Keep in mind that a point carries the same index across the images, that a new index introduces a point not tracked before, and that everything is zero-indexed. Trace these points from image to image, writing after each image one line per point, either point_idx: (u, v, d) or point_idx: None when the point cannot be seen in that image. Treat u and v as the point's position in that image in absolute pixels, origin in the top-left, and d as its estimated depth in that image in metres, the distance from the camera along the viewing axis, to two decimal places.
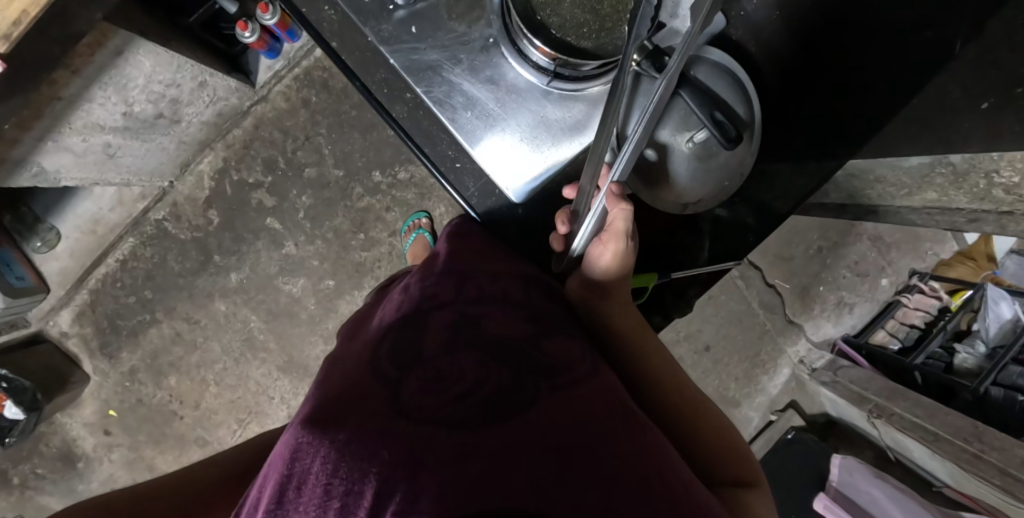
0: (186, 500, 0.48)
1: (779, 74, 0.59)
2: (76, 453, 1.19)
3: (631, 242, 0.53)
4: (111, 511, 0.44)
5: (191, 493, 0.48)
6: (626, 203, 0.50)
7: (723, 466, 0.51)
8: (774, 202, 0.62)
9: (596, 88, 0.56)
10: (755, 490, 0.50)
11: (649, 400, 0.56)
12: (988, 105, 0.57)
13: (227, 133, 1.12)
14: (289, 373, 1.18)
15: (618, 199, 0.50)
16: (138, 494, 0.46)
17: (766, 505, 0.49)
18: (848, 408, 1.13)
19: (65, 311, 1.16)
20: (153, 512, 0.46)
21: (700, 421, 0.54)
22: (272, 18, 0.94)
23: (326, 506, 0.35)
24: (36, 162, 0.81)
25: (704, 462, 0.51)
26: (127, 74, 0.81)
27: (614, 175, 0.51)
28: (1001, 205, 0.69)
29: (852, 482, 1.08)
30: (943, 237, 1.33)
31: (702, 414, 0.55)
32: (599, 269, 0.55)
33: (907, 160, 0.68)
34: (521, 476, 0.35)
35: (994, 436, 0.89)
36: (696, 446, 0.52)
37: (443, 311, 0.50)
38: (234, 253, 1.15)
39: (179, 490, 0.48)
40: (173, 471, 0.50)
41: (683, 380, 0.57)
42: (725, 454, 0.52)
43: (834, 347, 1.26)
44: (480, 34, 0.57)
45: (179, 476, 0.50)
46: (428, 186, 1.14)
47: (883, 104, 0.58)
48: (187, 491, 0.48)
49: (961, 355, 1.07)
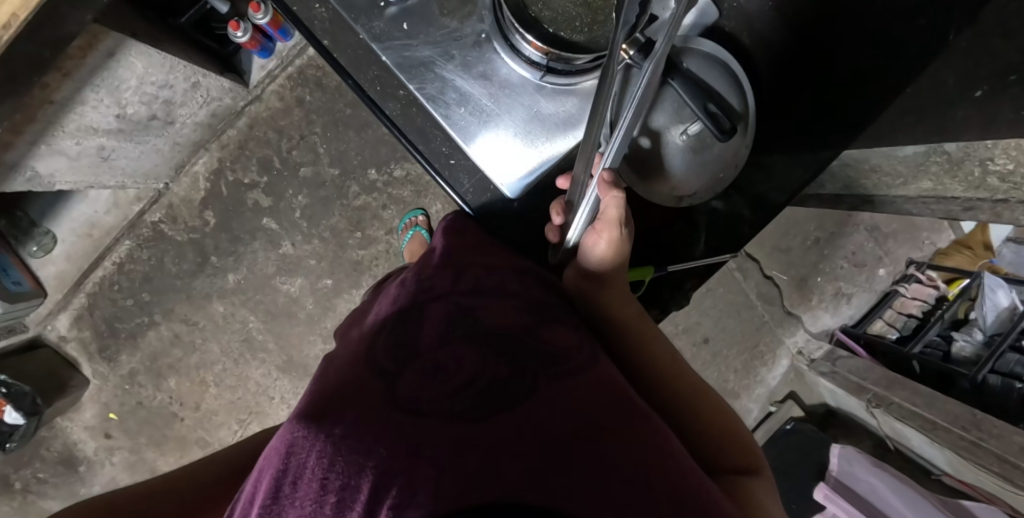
0: (184, 498, 0.48)
1: (772, 65, 0.59)
2: (77, 457, 1.19)
3: (625, 230, 0.53)
4: (112, 510, 0.44)
5: (192, 491, 0.48)
6: (619, 190, 0.50)
7: (725, 454, 0.51)
8: (773, 193, 0.62)
9: (590, 81, 0.56)
10: (756, 476, 0.50)
11: (648, 388, 0.56)
12: (982, 92, 0.56)
13: (221, 134, 1.12)
14: (288, 373, 1.18)
15: (609, 187, 0.50)
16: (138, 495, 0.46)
17: (769, 493, 0.49)
18: (847, 398, 1.14)
19: (63, 315, 1.16)
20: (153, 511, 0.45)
21: (701, 410, 0.54)
22: (263, 17, 0.94)
23: (323, 501, 0.35)
24: (30, 166, 0.81)
25: (708, 451, 0.51)
26: (119, 76, 0.80)
27: (607, 163, 0.51)
28: (997, 193, 0.68)
29: (853, 472, 1.07)
30: (940, 226, 1.33)
31: (704, 402, 0.55)
32: (593, 260, 0.55)
33: (902, 149, 0.70)
34: (521, 465, 0.35)
35: (991, 424, 0.89)
36: (697, 433, 0.53)
37: (439, 303, 0.50)
38: (231, 254, 1.14)
39: (182, 486, 0.48)
40: (169, 472, 0.50)
41: (683, 369, 0.57)
42: (725, 440, 0.52)
43: (833, 336, 1.27)
44: (473, 29, 0.57)
45: (174, 476, 0.49)
46: (424, 183, 1.14)
47: (880, 91, 0.57)
48: (188, 486, 0.49)
49: (959, 343, 1.06)
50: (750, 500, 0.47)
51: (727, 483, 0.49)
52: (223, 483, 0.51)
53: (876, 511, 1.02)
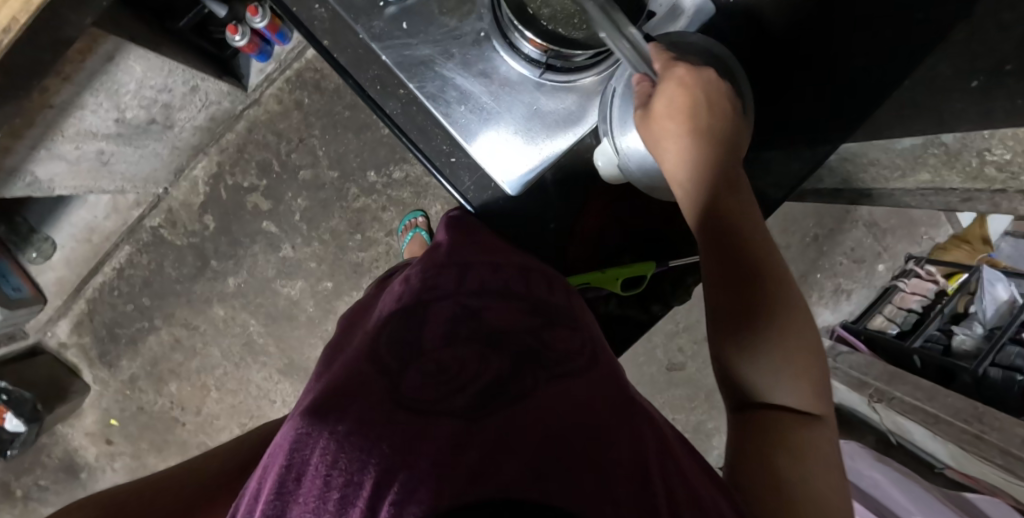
0: (187, 489, 0.47)
1: (768, 63, 0.59)
2: (79, 464, 1.19)
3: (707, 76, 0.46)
4: (111, 504, 0.43)
5: (191, 488, 0.47)
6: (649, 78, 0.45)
7: (788, 392, 0.43)
8: (771, 189, 0.62)
9: (588, 78, 0.56)
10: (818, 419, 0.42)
11: (729, 295, 0.44)
12: (977, 83, 0.56)
13: (220, 137, 1.12)
14: (290, 376, 1.18)
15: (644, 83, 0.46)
16: (135, 488, 0.45)
17: (830, 444, 0.42)
18: (849, 393, 1.17)
19: (63, 321, 1.16)
20: (152, 501, 0.45)
21: (783, 335, 0.43)
22: (262, 20, 0.95)
23: (325, 497, 0.34)
24: (30, 171, 0.82)
25: (770, 380, 0.43)
26: (118, 80, 0.80)
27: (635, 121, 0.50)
28: (995, 183, 0.68)
29: (856, 468, 1.07)
30: (939, 220, 1.33)
31: (788, 320, 0.43)
32: (662, 113, 0.44)
33: (899, 142, 0.70)
34: (521, 460, 0.34)
35: (993, 416, 0.89)
36: (764, 362, 0.43)
37: (443, 302, 0.51)
38: (231, 257, 1.14)
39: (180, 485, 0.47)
40: (171, 465, 0.50)
41: (783, 281, 0.44)
42: (793, 372, 0.43)
43: (834, 332, 1.29)
44: (471, 27, 0.57)
45: (175, 470, 0.49)
46: (424, 184, 1.13)
47: (875, 84, 0.58)
48: (186, 482, 0.48)
49: (959, 336, 1.07)
50: (796, 451, 0.40)
51: (772, 423, 0.42)
52: (213, 488, 0.49)
53: (885, 509, 1.01)
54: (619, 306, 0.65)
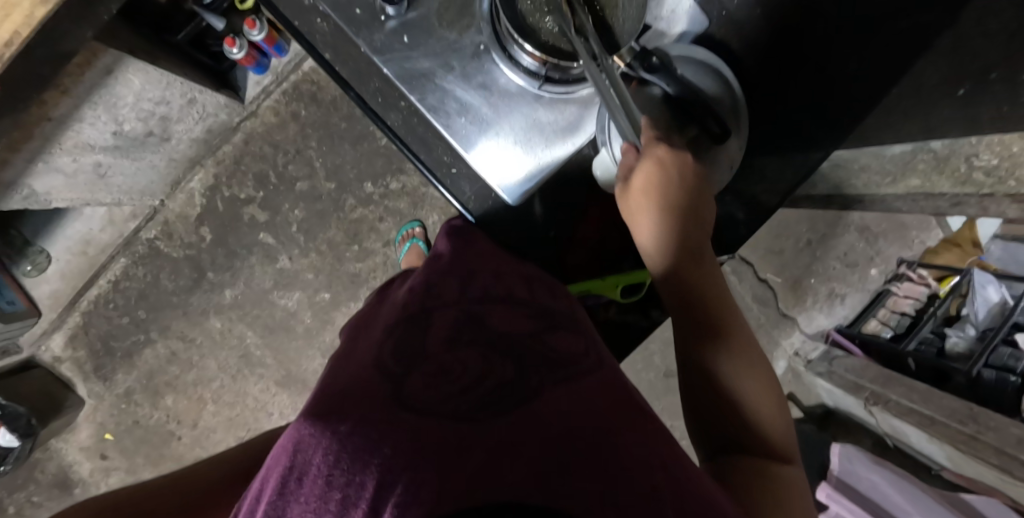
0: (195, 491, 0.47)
1: (762, 71, 0.59)
2: (73, 479, 1.18)
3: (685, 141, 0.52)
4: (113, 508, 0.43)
5: (199, 489, 0.48)
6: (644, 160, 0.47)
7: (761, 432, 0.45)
8: (763, 195, 0.64)
9: (587, 90, 0.57)
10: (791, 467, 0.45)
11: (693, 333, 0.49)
12: (963, 91, 0.60)
13: (217, 149, 1.12)
14: (287, 388, 1.18)
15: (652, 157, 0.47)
16: (140, 492, 0.45)
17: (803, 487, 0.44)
18: (845, 396, 1.16)
19: (58, 334, 1.15)
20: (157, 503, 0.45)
21: (755, 380, 0.48)
22: (260, 33, 0.96)
23: (327, 497, 0.34)
24: (27, 184, 0.82)
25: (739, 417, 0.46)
26: (117, 93, 0.81)
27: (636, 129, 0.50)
28: (982, 187, 0.70)
29: (853, 469, 1.08)
30: (929, 224, 1.35)
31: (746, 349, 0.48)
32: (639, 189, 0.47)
33: (890, 148, 0.73)
34: (524, 464, 0.34)
35: (988, 417, 0.90)
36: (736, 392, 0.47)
37: (447, 308, 0.51)
38: (227, 269, 1.14)
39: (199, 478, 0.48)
40: (178, 470, 0.50)
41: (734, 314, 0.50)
42: (758, 403, 0.47)
43: (828, 337, 1.28)
44: (471, 40, 0.58)
45: (182, 474, 0.49)
46: (421, 195, 1.14)
47: (866, 91, 0.59)
48: (194, 486, 0.48)
49: (952, 339, 1.08)
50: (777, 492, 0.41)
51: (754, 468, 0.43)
52: (213, 492, 0.48)
53: (880, 509, 1.03)
54: (618, 312, 0.65)
